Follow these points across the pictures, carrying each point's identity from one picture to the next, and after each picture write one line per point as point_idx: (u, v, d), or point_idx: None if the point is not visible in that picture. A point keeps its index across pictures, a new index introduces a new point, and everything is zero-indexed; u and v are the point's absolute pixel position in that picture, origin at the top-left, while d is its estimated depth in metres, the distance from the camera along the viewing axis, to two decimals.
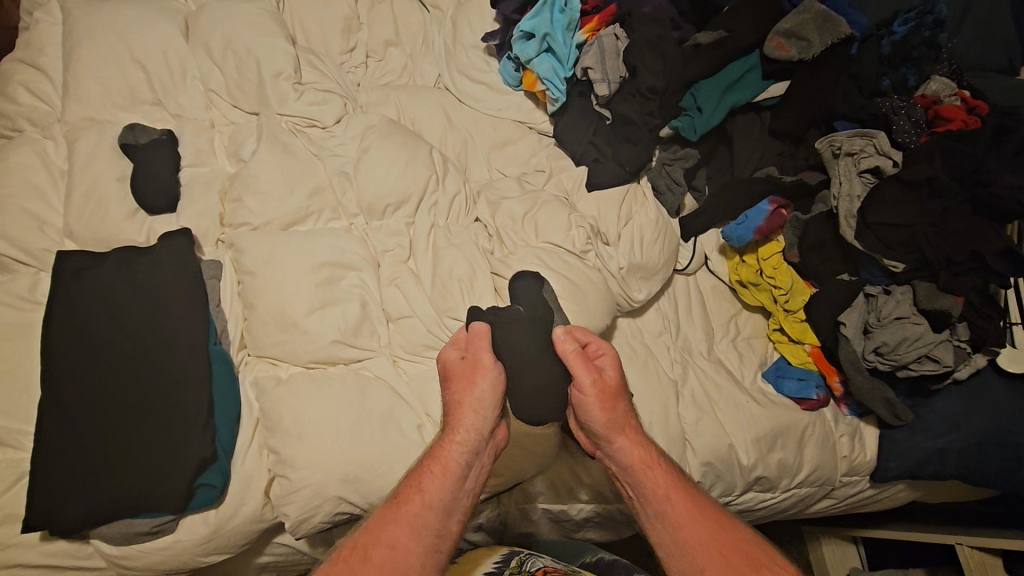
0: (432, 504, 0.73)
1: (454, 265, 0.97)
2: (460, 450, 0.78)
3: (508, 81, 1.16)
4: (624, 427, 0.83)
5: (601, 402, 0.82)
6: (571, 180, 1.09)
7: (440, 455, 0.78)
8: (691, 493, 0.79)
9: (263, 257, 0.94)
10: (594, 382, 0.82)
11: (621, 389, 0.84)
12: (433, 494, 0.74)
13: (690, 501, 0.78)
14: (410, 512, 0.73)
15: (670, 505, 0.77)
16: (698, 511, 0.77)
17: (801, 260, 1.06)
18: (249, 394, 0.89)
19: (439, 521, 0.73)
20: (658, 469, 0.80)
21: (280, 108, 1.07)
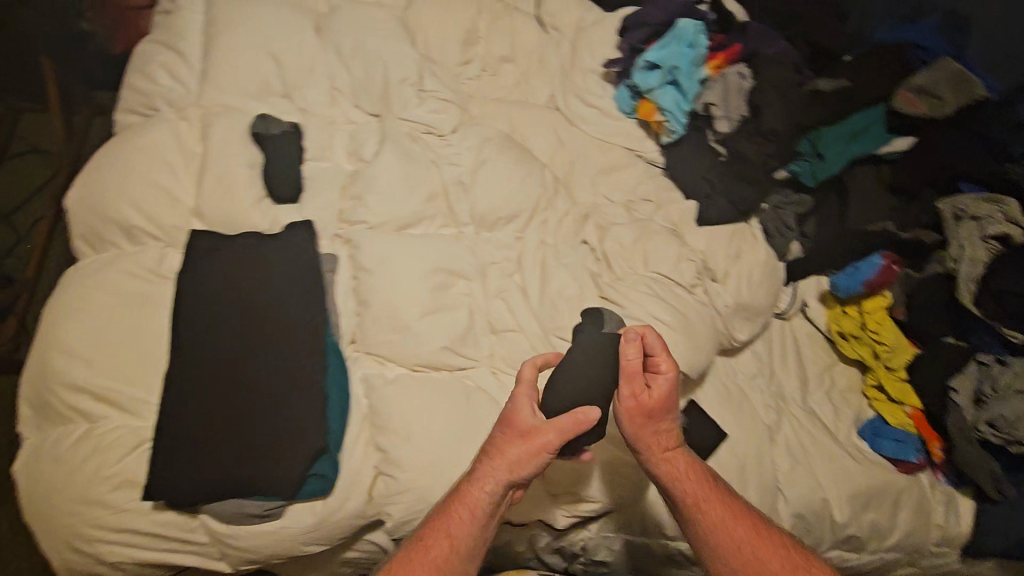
0: (474, 515, 0.76)
1: (563, 286, 0.98)
2: (505, 469, 0.76)
3: (624, 108, 1.17)
4: (659, 441, 0.81)
5: (639, 415, 0.81)
6: (681, 213, 1.08)
7: (483, 470, 0.77)
8: (723, 499, 0.80)
9: (380, 257, 0.96)
10: (633, 397, 0.81)
11: (671, 402, 0.81)
12: (471, 508, 0.76)
13: (723, 511, 0.79)
14: (451, 528, 0.75)
15: (700, 515, 0.79)
16: (730, 520, 0.79)
17: (907, 318, 1.05)
18: (357, 389, 0.89)
19: (474, 532, 0.76)
20: (693, 479, 0.81)
21: (402, 112, 1.10)
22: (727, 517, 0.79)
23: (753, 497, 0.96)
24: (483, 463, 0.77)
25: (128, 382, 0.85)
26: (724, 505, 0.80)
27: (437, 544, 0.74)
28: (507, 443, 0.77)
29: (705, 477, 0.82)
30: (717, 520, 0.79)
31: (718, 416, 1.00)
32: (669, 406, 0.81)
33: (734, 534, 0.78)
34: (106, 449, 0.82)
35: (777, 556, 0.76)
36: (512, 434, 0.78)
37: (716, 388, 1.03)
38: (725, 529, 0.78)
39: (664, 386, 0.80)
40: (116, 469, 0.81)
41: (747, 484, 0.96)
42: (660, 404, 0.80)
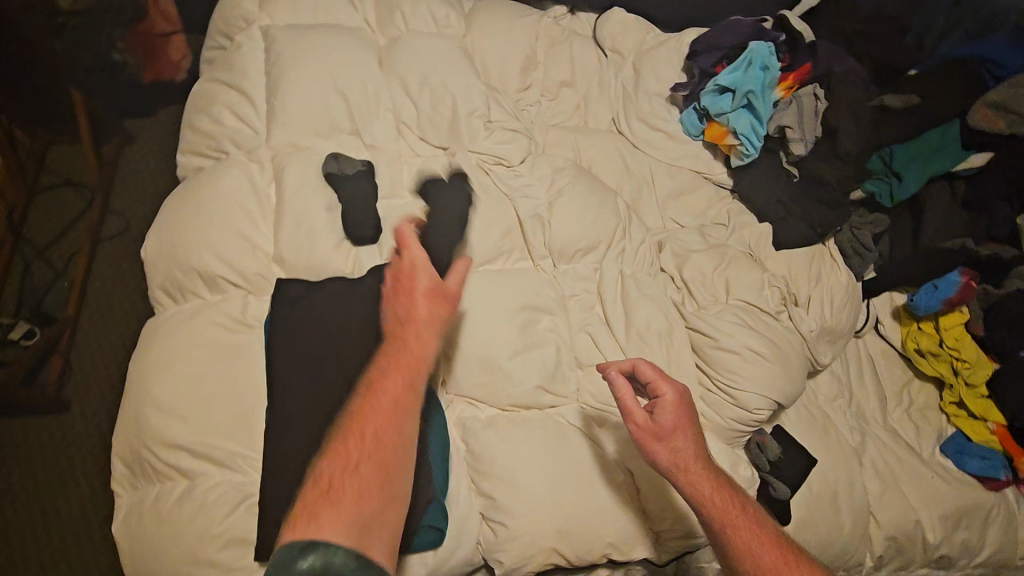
0: (396, 409, 0.70)
1: (649, 318, 0.97)
2: (429, 351, 0.77)
3: (689, 131, 1.17)
4: (684, 463, 0.78)
5: (653, 437, 0.79)
6: (754, 236, 1.08)
7: (401, 357, 0.75)
8: (754, 523, 0.76)
9: (465, 296, 0.95)
10: (641, 418, 0.79)
11: (683, 422, 0.80)
12: (398, 391, 0.71)
13: (753, 536, 0.75)
14: (377, 415, 0.69)
15: (732, 539, 0.75)
16: (759, 546, 0.74)
17: (985, 334, 1.05)
18: (455, 433, 0.88)
19: (408, 412, 0.71)
20: (718, 501, 0.77)
21: (471, 145, 1.09)
22: (758, 542, 0.75)
23: (847, 522, 0.96)
24: (380, 376, 0.72)
25: (225, 437, 0.84)
26: (758, 530, 0.76)
27: (376, 424, 0.69)
28: (410, 346, 0.76)
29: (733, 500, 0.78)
30: (754, 540, 0.75)
31: (806, 441, 1.00)
32: (682, 424, 0.79)
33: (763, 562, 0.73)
34: (209, 509, 0.80)
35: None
36: (416, 320, 0.78)
37: (800, 411, 1.03)
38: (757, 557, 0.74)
39: (671, 405, 0.80)
40: (222, 528, 0.79)
41: (840, 509, 0.96)
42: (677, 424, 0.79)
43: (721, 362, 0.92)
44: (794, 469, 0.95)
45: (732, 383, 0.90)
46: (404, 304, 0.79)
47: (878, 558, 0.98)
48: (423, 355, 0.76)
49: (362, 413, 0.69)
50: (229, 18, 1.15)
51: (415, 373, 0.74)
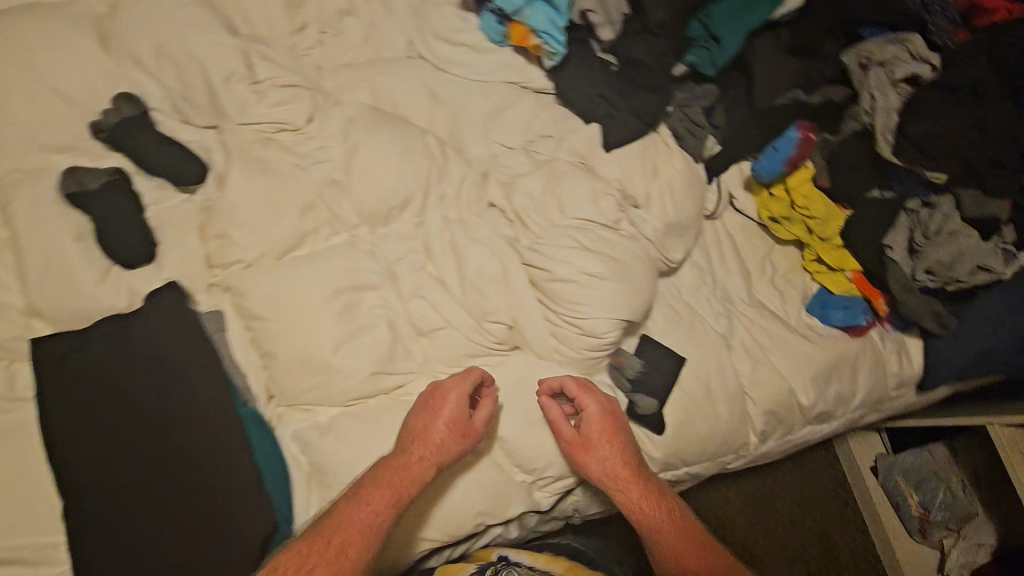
0: (388, 514, 0.74)
1: (482, 264, 0.88)
2: (424, 477, 0.76)
3: (493, 38, 1.02)
4: (623, 476, 0.83)
5: (581, 447, 0.83)
6: (585, 141, 0.98)
7: (385, 479, 0.75)
8: (678, 526, 0.84)
9: (270, 297, 0.83)
10: (570, 432, 0.83)
11: (609, 432, 0.83)
12: (382, 511, 0.74)
13: (674, 536, 0.83)
14: (354, 524, 0.73)
15: (654, 538, 0.84)
16: (678, 545, 0.83)
17: (832, 185, 1.01)
18: (293, 449, 0.81)
19: (383, 523, 0.74)
20: (644, 505, 0.84)
21: (242, 117, 0.92)
22: (678, 541, 0.83)
23: (723, 410, 0.96)
24: (422, 438, 0.77)
25: (24, 531, 0.73)
26: (681, 532, 0.84)
27: (352, 524, 0.73)
28: (409, 468, 0.76)
29: (663, 503, 0.85)
30: (682, 545, 0.83)
31: (673, 342, 0.97)
32: (613, 433, 0.83)
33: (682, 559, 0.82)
34: None
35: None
36: (436, 429, 0.78)
37: (665, 312, 1.00)
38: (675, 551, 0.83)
39: (595, 418, 0.83)
40: None
41: (716, 400, 0.96)
42: (612, 437, 0.83)
43: (560, 294, 0.85)
44: (661, 377, 0.94)
45: (575, 312, 0.84)
46: (429, 416, 0.79)
47: (761, 434, 1.00)
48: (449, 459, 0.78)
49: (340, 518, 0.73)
50: None
51: (398, 496, 0.75)
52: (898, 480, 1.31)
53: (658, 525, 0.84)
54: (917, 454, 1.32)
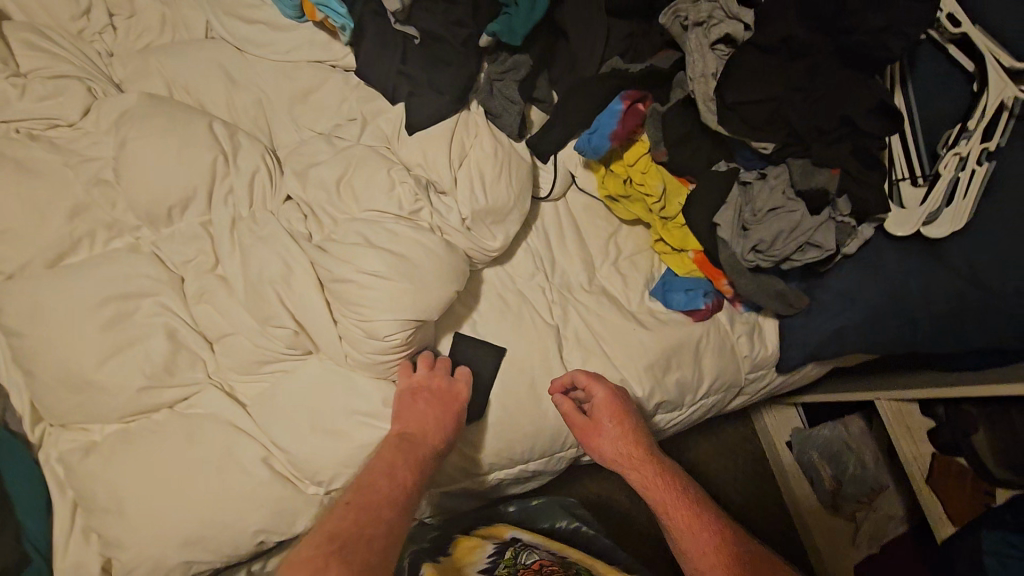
0: (391, 498, 0.72)
1: (264, 265, 0.82)
2: (429, 452, 0.77)
3: (288, 13, 0.96)
4: (639, 455, 0.85)
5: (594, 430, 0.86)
6: (390, 124, 0.91)
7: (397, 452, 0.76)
8: (693, 508, 0.80)
9: (26, 311, 0.78)
10: (579, 416, 0.87)
11: (618, 414, 0.87)
12: (394, 484, 0.73)
13: (692, 519, 0.79)
14: (369, 500, 0.70)
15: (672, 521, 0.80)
16: (697, 529, 0.78)
17: (670, 158, 0.93)
18: (57, 471, 0.76)
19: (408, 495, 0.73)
20: (660, 485, 0.83)
21: (3, 113, 0.85)
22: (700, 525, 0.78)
23: (550, 407, 0.91)
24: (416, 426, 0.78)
25: None
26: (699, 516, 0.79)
27: (368, 501, 0.70)
28: (417, 448, 0.76)
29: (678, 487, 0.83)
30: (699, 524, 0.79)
31: (496, 335, 0.92)
32: (618, 417, 0.86)
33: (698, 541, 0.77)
34: None
35: (738, 564, 0.73)
36: (431, 410, 0.79)
37: (492, 301, 0.94)
38: (691, 534, 0.77)
39: (603, 403, 0.87)
40: None
41: (540, 395, 0.91)
42: (621, 417, 0.87)
43: (341, 294, 0.79)
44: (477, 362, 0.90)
45: (356, 314, 0.78)
46: (424, 410, 0.79)
47: None
48: (424, 446, 0.77)
49: (356, 497, 0.71)
50: None
51: (409, 467, 0.75)
52: (811, 455, 1.33)
53: (679, 508, 0.80)
54: (832, 427, 1.30)
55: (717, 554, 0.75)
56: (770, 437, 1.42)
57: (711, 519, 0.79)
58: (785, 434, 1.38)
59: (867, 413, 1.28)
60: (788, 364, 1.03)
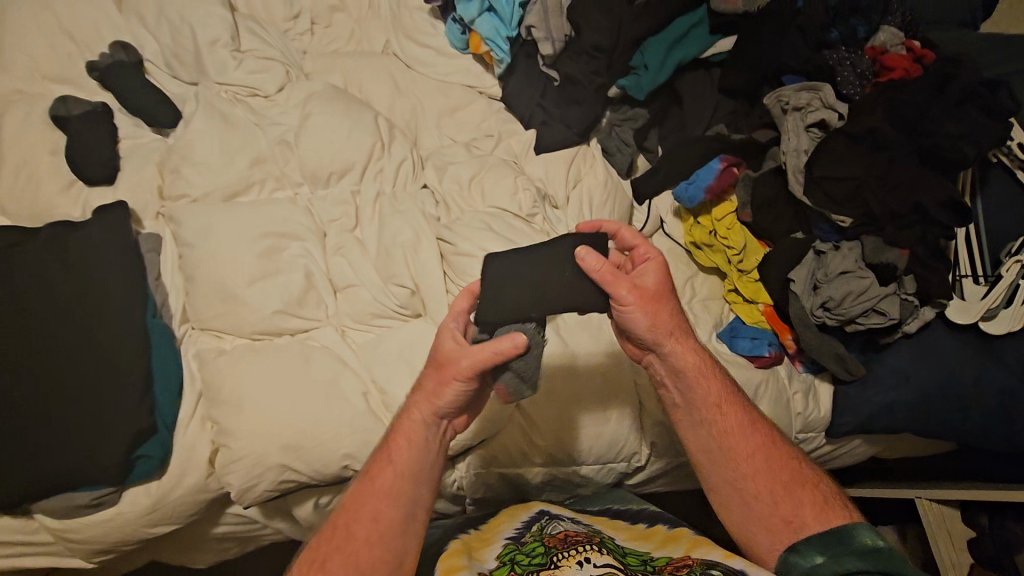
0: (391, 494, 0.72)
1: (398, 232, 0.96)
2: (426, 430, 0.75)
3: (455, 44, 1.14)
4: (678, 334, 0.79)
5: (648, 307, 0.76)
6: (522, 144, 1.07)
7: (396, 439, 0.75)
8: (734, 405, 0.82)
9: (202, 229, 0.93)
10: (611, 272, 0.74)
11: (662, 293, 0.77)
12: (393, 480, 0.72)
13: (735, 418, 0.82)
14: (374, 502, 0.71)
15: (717, 417, 0.81)
16: (742, 427, 0.81)
17: (754, 220, 1.05)
18: (192, 367, 0.88)
19: (411, 487, 0.73)
20: (709, 383, 0.81)
21: (219, 77, 1.05)
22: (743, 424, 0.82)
23: (614, 413, 1.00)
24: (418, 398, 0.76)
25: None
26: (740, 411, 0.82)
27: (370, 505, 0.71)
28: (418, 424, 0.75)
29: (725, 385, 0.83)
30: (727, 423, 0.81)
31: (574, 339, 1.01)
32: (661, 297, 0.77)
33: (743, 441, 0.81)
34: None
35: (785, 467, 0.80)
36: (433, 379, 0.75)
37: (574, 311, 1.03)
38: (737, 434, 0.81)
39: (659, 278, 0.77)
40: None
41: (607, 401, 1.00)
42: (661, 296, 0.77)
43: (461, 266, 0.93)
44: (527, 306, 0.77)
45: (468, 285, 0.92)
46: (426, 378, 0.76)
47: (653, 446, 1.06)
48: (417, 424, 0.75)
49: (359, 501, 0.72)
50: None
51: (407, 468, 0.73)
52: None
53: (727, 405, 0.82)
54: None
55: (763, 451, 0.81)
56: None
57: (747, 414, 0.82)
58: None
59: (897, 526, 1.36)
60: (837, 430, 1.09)
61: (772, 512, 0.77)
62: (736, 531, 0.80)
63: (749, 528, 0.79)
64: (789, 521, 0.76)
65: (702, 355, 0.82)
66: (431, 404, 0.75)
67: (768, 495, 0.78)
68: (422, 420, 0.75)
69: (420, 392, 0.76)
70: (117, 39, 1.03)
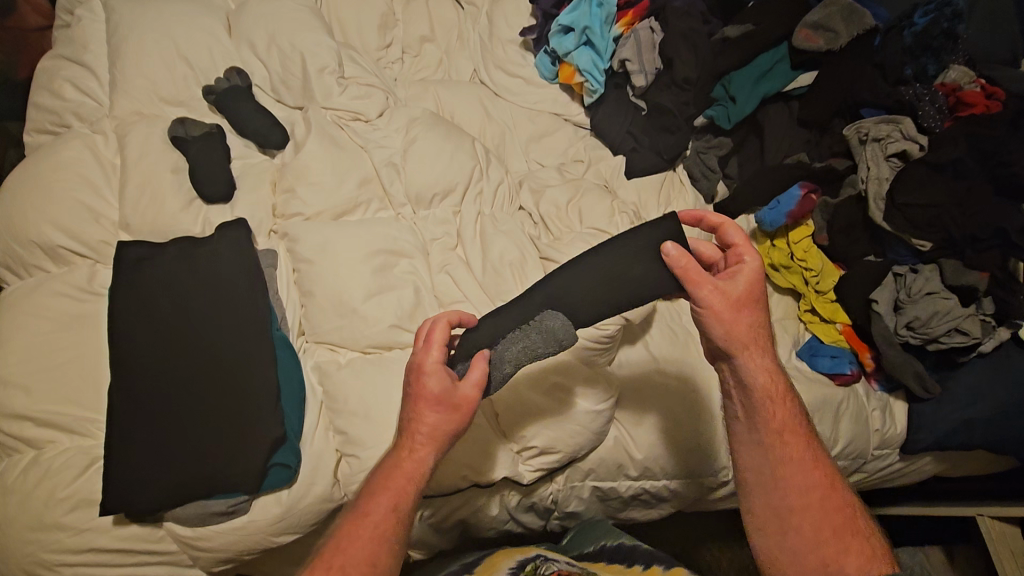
0: (384, 530, 0.72)
1: (504, 251, 1.00)
2: (426, 466, 0.73)
3: (544, 74, 1.20)
4: (754, 346, 0.72)
5: (728, 310, 0.70)
6: (610, 169, 1.13)
7: (391, 477, 0.73)
8: (802, 437, 0.75)
9: (318, 245, 0.96)
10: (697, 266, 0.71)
11: (747, 300, 0.71)
12: (385, 516, 0.72)
13: (801, 448, 0.74)
14: (363, 540, 0.71)
15: (784, 444, 0.74)
16: (805, 460, 0.74)
17: (830, 243, 1.11)
18: (312, 378, 0.91)
19: (400, 523, 0.72)
20: (782, 407, 0.74)
21: (325, 102, 1.09)
22: (807, 457, 0.74)
23: (706, 428, 1.01)
24: (416, 428, 0.73)
25: (75, 405, 0.85)
26: (805, 444, 0.75)
27: (363, 543, 0.71)
28: (412, 455, 0.74)
29: (796, 411, 0.75)
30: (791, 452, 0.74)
31: (666, 358, 1.03)
32: (746, 302, 0.71)
33: (806, 473, 0.73)
34: (56, 472, 0.81)
35: (832, 507, 0.73)
36: (424, 415, 0.73)
37: (662, 331, 1.06)
38: (797, 466, 0.73)
39: (752, 278, 0.71)
40: (71, 490, 0.80)
41: (701, 416, 1.01)
42: (745, 302, 0.71)
43: None
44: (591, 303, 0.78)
45: None
46: (414, 405, 0.74)
47: None
48: (420, 462, 0.73)
49: (347, 541, 0.71)
50: None
51: (401, 498, 0.73)
52: None
53: (793, 432, 0.74)
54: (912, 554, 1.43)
55: (819, 488, 0.73)
56: None
57: (811, 448, 0.74)
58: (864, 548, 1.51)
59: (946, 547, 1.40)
60: (912, 447, 1.12)
61: (808, 552, 0.71)
62: (762, 561, 0.74)
63: (781, 565, 0.72)
64: (825, 562, 0.70)
65: (777, 375, 0.74)
66: (433, 441, 0.73)
67: (811, 533, 0.71)
68: (426, 458, 0.73)
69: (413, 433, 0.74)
70: (230, 65, 1.08)
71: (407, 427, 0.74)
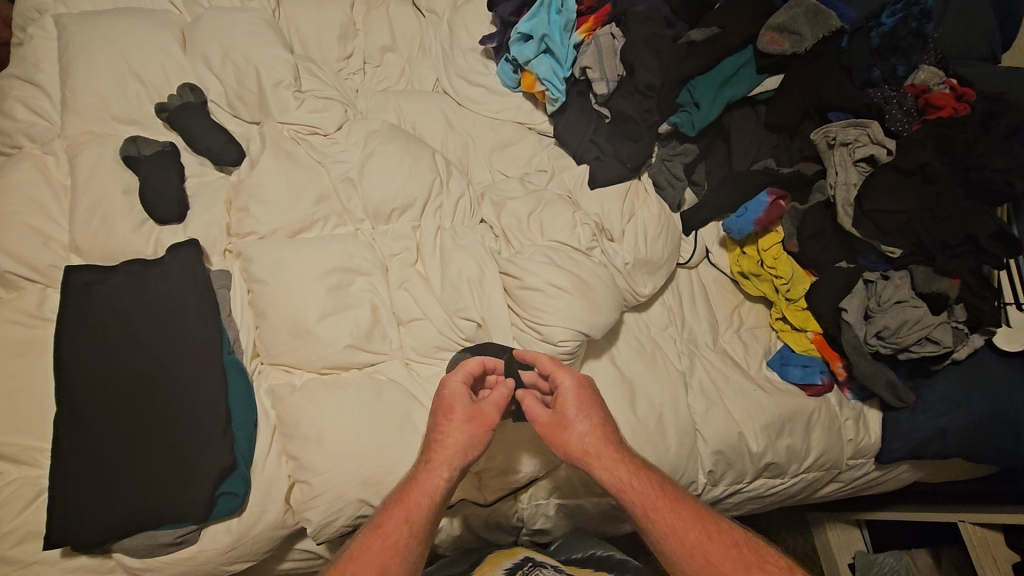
0: (397, 544, 0.73)
1: (462, 267, 0.98)
2: (442, 485, 0.77)
3: (507, 83, 1.19)
4: (603, 447, 0.81)
5: (560, 425, 0.83)
6: (574, 179, 1.11)
7: (408, 494, 0.77)
8: (672, 501, 0.78)
9: (271, 265, 0.93)
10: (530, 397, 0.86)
11: (586, 407, 0.84)
12: (400, 528, 0.74)
13: (671, 513, 0.76)
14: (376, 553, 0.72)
15: (653, 518, 0.77)
16: (680, 522, 0.76)
17: (800, 250, 1.07)
18: (265, 401, 0.90)
19: (412, 542, 0.74)
20: (638, 486, 0.79)
21: (281, 116, 1.07)
22: (679, 518, 0.76)
23: (673, 442, 0.99)
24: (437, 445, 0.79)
25: (20, 433, 0.83)
26: (680, 506, 0.77)
27: (375, 553, 0.72)
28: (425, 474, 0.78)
29: (655, 483, 0.80)
30: (684, 524, 0.75)
31: (630, 370, 1.03)
32: (586, 412, 0.83)
33: (683, 538, 0.74)
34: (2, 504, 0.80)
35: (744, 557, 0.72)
36: (448, 431, 0.80)
37: (630, 343, 1.06)
38: (691, 530, 0.75)
39: (571, 395, 0.84)
40: (16, 523, 0.79)
41: (667, 431, 0.99)
42: (587, 411, 0.83)
43: (529, 300, 0.94)
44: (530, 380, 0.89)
45: (537, 319, 0.94)
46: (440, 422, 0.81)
47: (711, 473, 1.04)
48: (438, 482, 0.77)
49: (361, 551, 0.72)
50: (22, 10, 1.14)
51: (414, 513, 0.75)
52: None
53: (666, 507, 0.77)
54: (898, 557, 1.35)
55: (726, 555, 0.72)
56: (829, 554, 1.48)
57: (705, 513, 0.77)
58: (847, 555, 1.44)
59: (933, 551, 1.34)
60: (887, 456, 1.10)
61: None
62: None
63: None
64: None
65: (633, 468, 0.80)
66: (454, 456, 0.79)
67: None
68: (443, 478, 0.78)
69: (439, 448, 0.79)
70: (185, 82, 1.07)
71: (432, 444, 0.80)
